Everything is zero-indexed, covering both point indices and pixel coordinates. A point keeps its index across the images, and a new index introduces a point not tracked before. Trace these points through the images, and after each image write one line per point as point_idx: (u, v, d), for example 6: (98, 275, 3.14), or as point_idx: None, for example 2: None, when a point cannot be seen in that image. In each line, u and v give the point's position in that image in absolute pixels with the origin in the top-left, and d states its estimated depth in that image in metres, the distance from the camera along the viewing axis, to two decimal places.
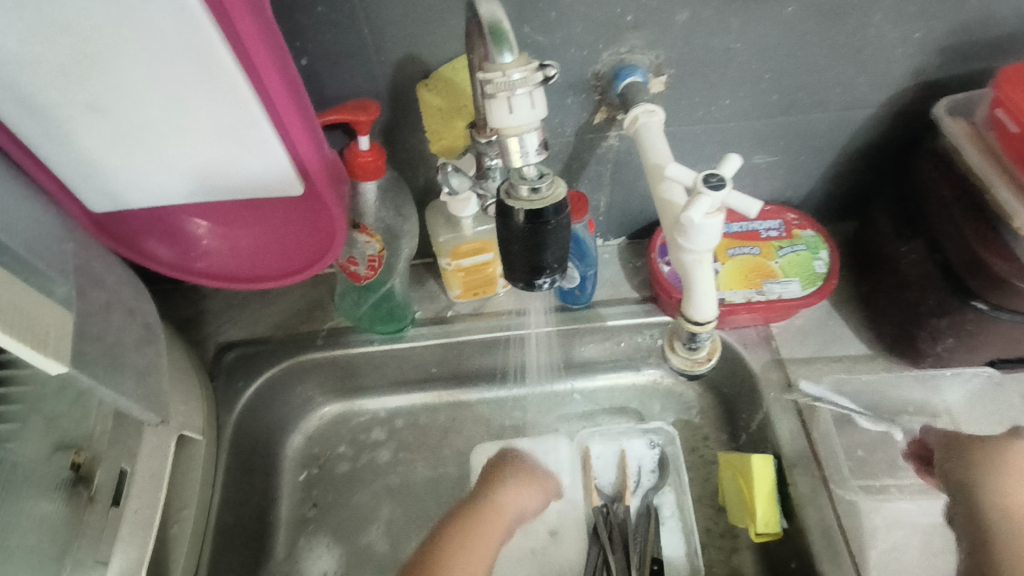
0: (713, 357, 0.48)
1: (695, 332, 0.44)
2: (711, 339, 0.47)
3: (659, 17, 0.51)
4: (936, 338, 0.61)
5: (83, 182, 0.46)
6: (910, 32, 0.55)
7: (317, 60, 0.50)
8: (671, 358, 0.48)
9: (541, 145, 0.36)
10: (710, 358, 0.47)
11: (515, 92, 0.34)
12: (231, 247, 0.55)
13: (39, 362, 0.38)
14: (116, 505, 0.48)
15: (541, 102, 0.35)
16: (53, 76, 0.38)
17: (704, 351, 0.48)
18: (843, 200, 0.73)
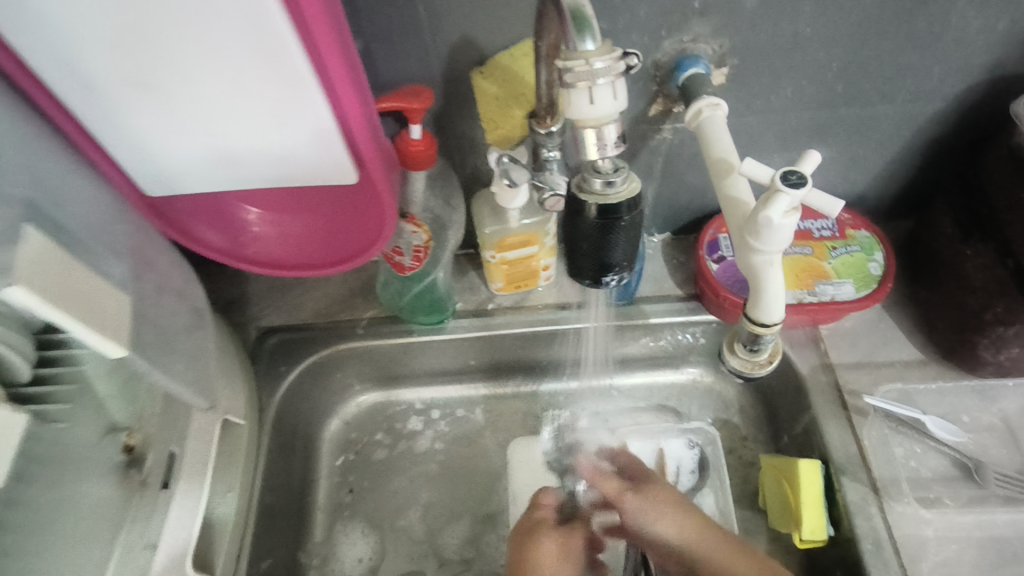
0: (775, 361, 0.47)
1: (760, 336, 0.42)
2: (773, 342, 0.45)
3: (728, 3, 0.49)
4: (998, 347, 0.59)
5: (138, 163, 0.45)
6: (992, 22, 0.52)
7: (372, 43, 0.49)
8: (730, 360, 0.47)
9: (619, 137, 0.35)
10: (771, 361, 0.46)
11: (598, 81, 0.33)
12: (281, 233, 0.54)
13: (102, 346, 0.38)
14: (166, 488, 0.49)
15: (622, 92, 0.34)
16: (116, 56, 0.38)
17: (766, 354, 0.46)
18: (899, 198, 0.70)
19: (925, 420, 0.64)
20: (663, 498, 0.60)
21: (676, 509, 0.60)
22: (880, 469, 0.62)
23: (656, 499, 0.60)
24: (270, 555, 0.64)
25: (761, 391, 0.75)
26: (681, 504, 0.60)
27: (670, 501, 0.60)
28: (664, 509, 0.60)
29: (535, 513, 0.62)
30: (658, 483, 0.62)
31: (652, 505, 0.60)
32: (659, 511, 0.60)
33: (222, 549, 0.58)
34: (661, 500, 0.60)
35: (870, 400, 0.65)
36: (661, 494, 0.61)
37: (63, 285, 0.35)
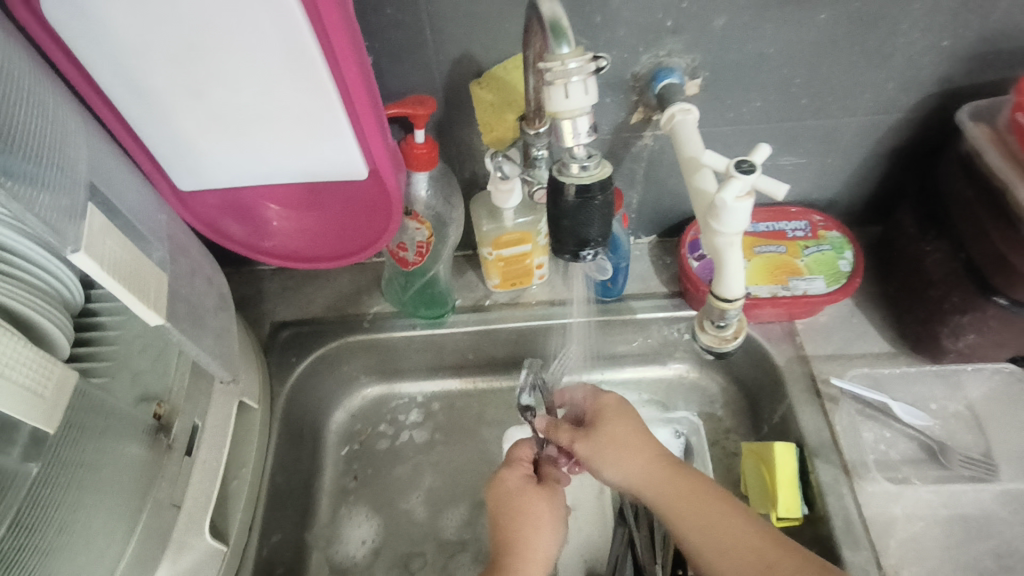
0: (741, 337, 0.52)
1: (725, 310, 0.48)
2: (739, 318, 0.50)
3: (697, 23, 0.55)
4: (957, 335, 0.63)
5: (175, 158, 0.51)
6: (938, 40, 0.57)
7: (382, 57, 0.55)
8: (699, 336, 0.52)
9: (591, 128, 0.40)
10: (737, 336, 0.51)
11: (571, 78, 0.37)
12: (296, 229, 0.59)
13: (141, 313, 0.43)
14: (188, 456, 0.53)
15: (593, 89, 0.38)
16: (161, 64, 0.44)
17: (732, 329, 0.51)
18: (868, 204, 0.76)
19: (892, 405, 0.67)
20: (622, 436, 0.60)
21: (630, 447, 0.60)
22: (851, 452, 0.65)
23: (613, 437, 0.60)
24: (279, 534, 0.68)
25: (744, 384, 0.79)
26: (637, 441, 0.60)
27: (625, 437, 0.60)
28: (619, 448, 0.60)
29: (514, 468, 0.62)
30: (619, 420, 0.62)
31: (609, 445, 0.60)
32: (615, 452, 0.60)
33: (234, 523, 0.62)
34: (617, 438, 0.60)
35: (835, 382, 0.69)
36: (618, 430, 0.61)
37: (114, 256, 0.40)
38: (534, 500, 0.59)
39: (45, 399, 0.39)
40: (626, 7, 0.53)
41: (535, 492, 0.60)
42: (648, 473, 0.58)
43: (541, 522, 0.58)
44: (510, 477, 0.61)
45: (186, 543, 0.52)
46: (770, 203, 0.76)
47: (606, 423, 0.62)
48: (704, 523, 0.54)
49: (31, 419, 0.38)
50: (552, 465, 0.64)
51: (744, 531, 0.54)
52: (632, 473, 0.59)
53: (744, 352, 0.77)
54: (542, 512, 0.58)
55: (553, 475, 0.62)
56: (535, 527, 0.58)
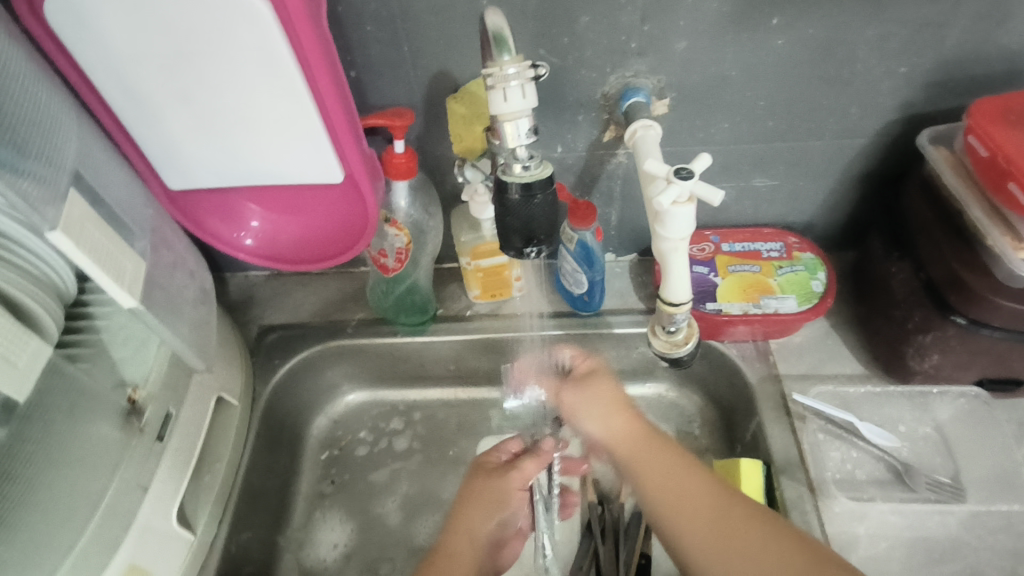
0: (691, 343, 0.57)
1: (671, 312, 0.53)
2: (686, 324, 0.56)
3: (660, 45, 0.58)
4: (922, 355, 0.64)
5: (164, 159, 0.55)
6: (895, 67, 0.60)
7: (363, 72, 0.59)
8: (653, 342, 0.57)
9: (532, 130, 0.44)
10: (686, 342, 0.56)
11: (510, 83, 0.42)
12: (279, 233, 0.63)
13: (115, 294, 0.46)
14: (160, 441, 0.56)
15: (531, 93, 0.43)
16: (152, 70, 0.48)
17: (682, 336, 0.56)
18: (843, 227, 0.77)
19: (859, 425, 0.67)
20: (603, 397, 0.61)
21: (611, 406, 0.61)
22: (815, 470, 0.65)
23: (593, 398, 0.61)
24: (252, 531, 0.70)
25: (720, 403, 0.79)
26: (617, 400, 0.61)
27: (606, 397, 0.61)
28: (600, 407, 0.60)
29: (491, 453, 0.64)
30: (602, 380, 0.62)
31: (590, 402, 0.61)
32: (594, 412, 0.60)
33: (203, 515, 0.63)
34: (598, 398, 0.61)
35: (797, 399, 0.70)
36: (598, 391, 0.61)
37: (91, 238, 0.43)
38: (494, 484, 0.61)
39: (17, 368, 0.43)
40: (591, 29, 0.56)
41: (494, 479, 0.61)
42: (626, 432, 0.59)
43: (497, 504, 0.60)
44: (488, 460, 0.64)
45: (151, 526, 0.53)
46: (746, 223, 0.77)
47: (588, 384, 0.62)
48: (672, 486, 0.55)
49: (3, 385, 0.42)
50: (530, 459, 0.62)
51: (710, 500, 0.53)
52: (610, 431, 0.59)
53: (719, 371, 0.77)
54: (504, 494, 0.61)
55: (520, 467, 0.61)
56: (484, 510, 0.59)
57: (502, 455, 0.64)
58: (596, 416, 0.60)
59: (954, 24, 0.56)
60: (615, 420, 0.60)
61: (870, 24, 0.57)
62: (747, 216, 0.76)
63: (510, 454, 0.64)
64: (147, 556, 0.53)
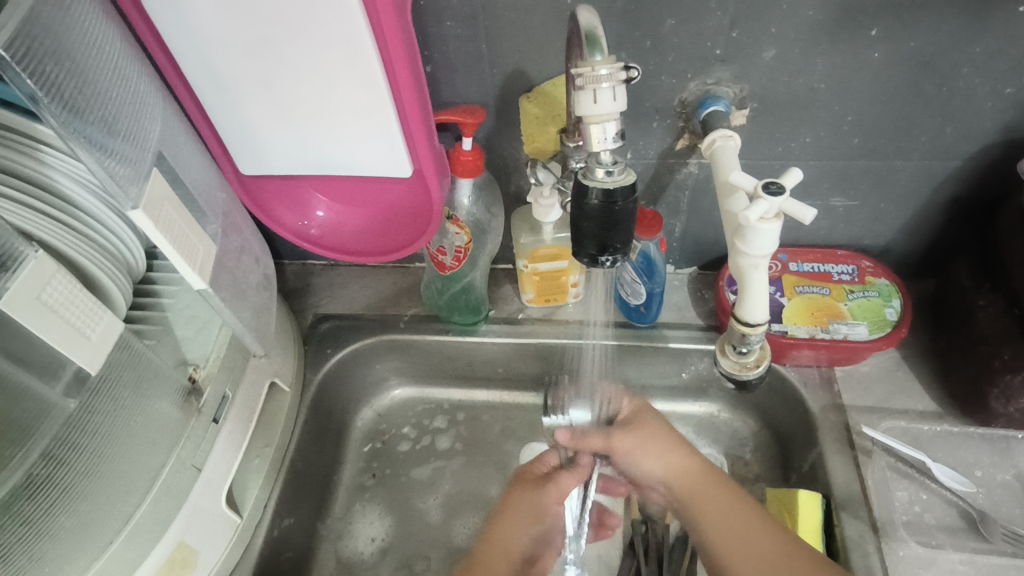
0: (762, 365, 0.54)
1: (746, 333, 0.50)
2: (759, 346, 0.53)
3: (747, 53, 0.55)
4: (1008, 397, 0.60)
5: (240, 145, 0.55)
6: (1001, 87, 0.56)
7: (439, 68, 0.58)
8: (721, 361, 0.55)
9: (619, 134, 0.43)
10: (758, 364, 0.54)
11: (601, 84, 0.40)
12: (343, 223, 0.63)
13: (187, 276, 0.47)
14: (215, 422, 0.57)
15: (622, 96, 0.41)
16: (238, 57, 0.48)
17: (753, 357, 0.54)
18: (923, 254, 0.73)
19: (930, 464, 0.63)
20: (654, 434, 0.61)
21: (666, 443, 0.61)
22: (880, 509, 0.62)
23: (645, 433, 0.61)
24: (293, 518, 0.70)
25: (777, 429, 0.75)
26: (669, 441, 0.60)
27: (661, 434, 0.61)
28: (649, 445, 0.60)
29: (533, 466, 0.66)
30: (655, 421, 0.62)
31: (640, 440, 0.61)
32: (649, 447, 0.60)
33: (250, 498, 0.64)
34: (649, 437, 0.61)
35: (867, 432, 0.66)
36: (651, 429, 0.61)
37: (168, 218, 0.45)
38: (534, 498, 0.63)
39: (90, 340, 0.44)
40: (676, 33, 0.54)
41: (537, 490, 0.63)
42: (686, 470, 0.59)
43: (534, 517, 0.63)
44: (530, 472, 0.66)
45: (201, 506, 0.55)
46: (818, 244, 0.74)
47: (637, 422, 0.62)
48: (728, 526, 0.55)
49: (76, 355, 0.43)
50: (568, 474, 0.64)
51: (766, 539, 0.53)
52: (669, 468, 0.60)
53: (778, 395, 0.73)
54: (545, 506, 0.63)
55: (558, 481, 0.64)
56: (518, 521, 0.62)
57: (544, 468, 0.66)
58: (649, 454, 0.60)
59: None
60: (666, 454, 0.60)
61: (977, 40, 0.53)
62: (820, 236, 0.73)
63: (551, 467, 0.66)
64: (194, 533, 0.55)
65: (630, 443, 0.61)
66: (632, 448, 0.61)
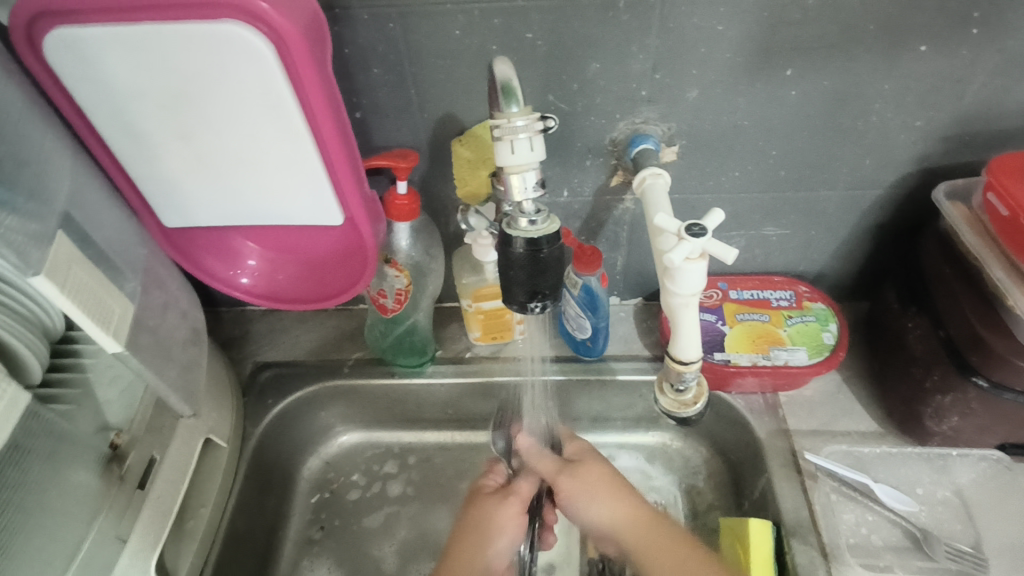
0: (700, 400, 0.54)
1: (680, 372, 0.51)
2: (695, 382, 0.53)
3: (670, 93, 0.57)
4: (940, 417, 0.61)
5: (161, 199, 0.53)
6: (910, 120, 0.59)
7: (368, 113, 0.58)
8: (659, 399, 0.55)
9: (539, 183, 0.43)
10: (695, 401, 0.54)
11: (518, 136, 0.41)
12: (277, 271, 0.61)
13: (101, 341, 0.45)
14: (139, 488, 0.54)
15: (540, 147, 0.42)
16: (153, 109, 0.47)
17: (691, 394, 0.54)
18: (855, 279, 0.75)
19: (873, 486, 0.64)
20: (598, 478, 0.59)
21: (610, 491, 0.58)
22: (828, 534, 0.62)
23: (589, 481, 0.59)
24: None
25: (727, 456, 0.75)
26: (614, 484, 0.59)
27: (602, 481, 0.59)
28: (596, 493, 0.58)
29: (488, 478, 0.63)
30: (597, 463, 0.60)
31: (584, 487, 0.58)
32: (591, 497, 0.58)
33: (184, 565, 0.61)
34: (593, 482, 0.58)
35: (809, 457, 0.66)
36: (594, 474, 0.59)
37: (77, 280, 0.42)
38: (495, 507, 0.59)
39: None
40: (602, 76, 0.55)
41: (495, 502, 0.59)
42: (632, 520, 0.57)
43: (491, 529, 0.58)
44: (485, 485, 0.62)
45: None
46: (756, 272, 0.76)
47: (582, 466, 0.60)
48: None
49: None
50: (523, 480, 0.62)
51: None
52: (610, 517, 0.57)
53: (726, 423, 0.73)
54: (499, 522, 0.58)
55: (519, 491, 0.60)
56: (479, 533, 0.57)
57: (497, 479, 0.63)
58: (597, 500, 0.58)
59: (971, 79, 0.56)
60: (611, 500, 0.57)
61: (884, 78, 0.56)
62: (757, 265, 0.75)
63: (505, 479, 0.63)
64: None
65: (578, 489, 0.59)
66: (579, 493, 0.58)
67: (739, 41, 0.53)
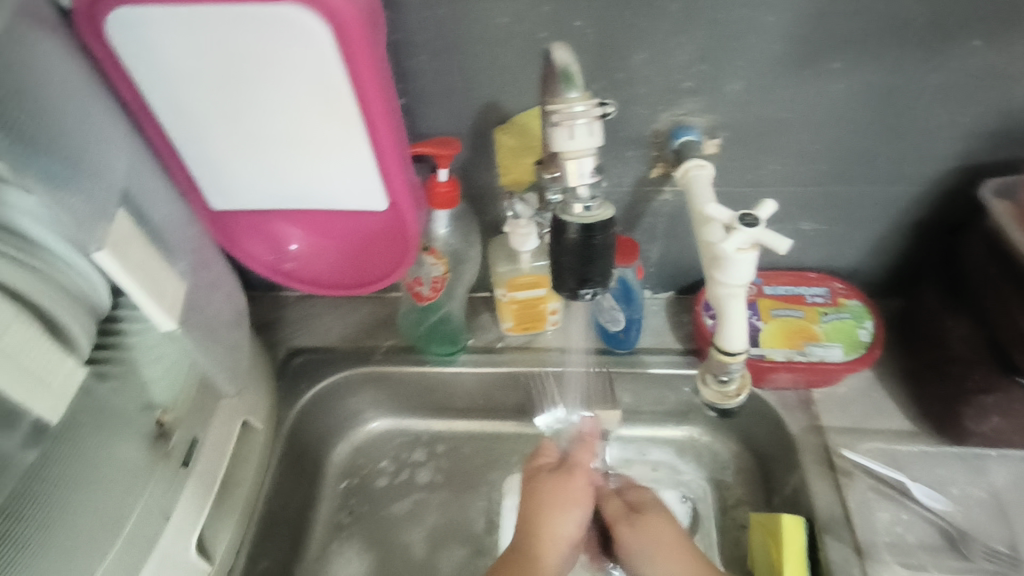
0: (744, 393, 0.55)
1: (727, 362, 0.51)
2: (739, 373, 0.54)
3: (715, 84, 0.56)
4: (981, 418, 0.61)
5: (209, 181, 0.54)
6: (958, 116, 0.58)
7: (412, 99, 0.59)
8: (703, 391, 0.55)
9: (595, 169, 0.43)
10: (740, 392, 0.54)
11: (576, 121, 0.41)
12: (317, 256, 0.61)
13: (156, 316, 0.47)
14: (185, 467, 0.55)
15: (598, 132, 0.42)
16: (207, 91, 0.47)
17: (735, 385, 0.55)
18: (890, 276, 0.74)
19: (909, 485, 0.64)
20: (662, 537, 0.59)
21: (674, 550, 0.58)
22: (863, 532, 0.62)
23: (653, 538, 0.59)
24: (268, 561, 0.67)
25: (758, 452, 0.75)
26: (677, 544, 0.58)
27: (667, 540, 0.59)
28: (659, 550, 0.58)
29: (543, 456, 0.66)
30: (663, 520, 0.60)
31: (647, 543, 0.59)
32: (652, 552, 0.58)
33: (222, 541, 0.62)
34: (656, 538, 0.59)
35: (846, 455, 0.66)
36: (658, 529, 0.60)
37: (136, 256, 0.44)
38: (559, 482, 0.62)
39: (50, 388, 0.42)
40: (647, 66, 0.55)
41: (557, 477, 0.63)
42: None
43: (567, 502, 0.61)
44: (541, 463, 0.65)
45: (170, 556, 0.52)
46: (791, 267, 0.75)
47: (648, 519, 0.61)
48: None
49: (37, 405, 0.42)
50: (580, 450, 0.65)
51: None
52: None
53: (758, 419, 0.73)
54: (571, 490, 0.62)
55: (579, 462, 0.64)
56: (555, 509, 0.60)
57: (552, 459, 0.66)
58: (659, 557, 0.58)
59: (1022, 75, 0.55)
60: (673, 560, 0.57)
61: (933, 72, 0.55)
62: (792, 260, 0.74)
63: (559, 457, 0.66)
64: None
65: (642, 542, 0.59)
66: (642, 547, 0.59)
67: (788, 32, 0.53)
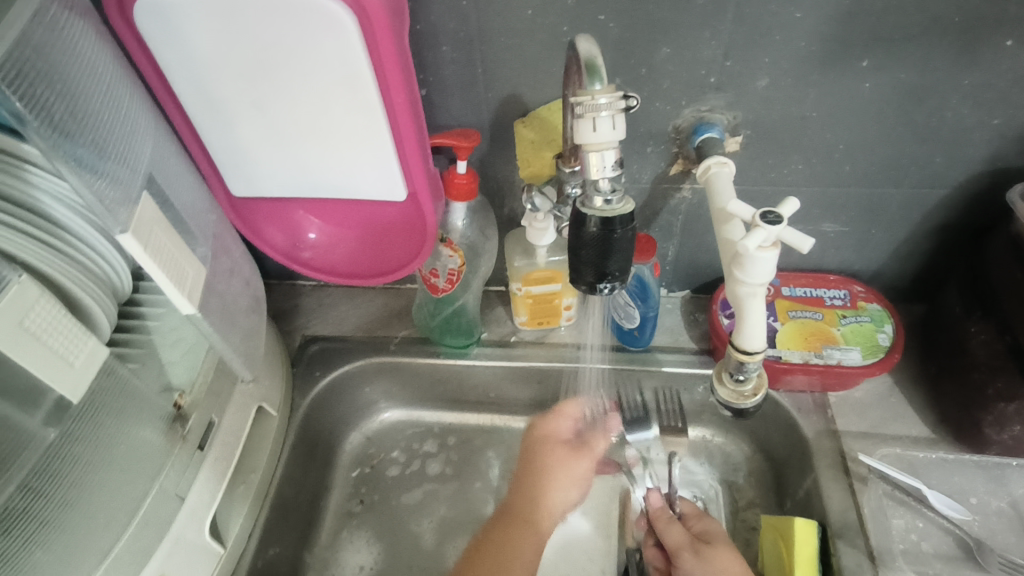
0: (760, 394, 0.53)
1: (744, 361, 0.50)
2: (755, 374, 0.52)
3: (740, 81, 0.56)
4: (1002, 424, 0.60)
5: (232, 167, 0.55)
6: (988, 118, 0.57)
7: (434, 90, 0.59)
8: (718, 389, 0.54)
9: (617, 163, 0.43)
10: (754, 393, 0.53)
11: (600, 113, 0.41)
12: (335, 245, 0.62)
13: (176, 301, 0.47)
14: (201, 450, 0.55)
15: (621, 125, 0.42)
16: (232, 78, 0.48)
17: (750, 386, 0.53)
18: (912, 280, 0.73)
19: (926, 492, 0.63)
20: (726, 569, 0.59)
21: None
22: (877, 538, 0.61)
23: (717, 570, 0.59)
24: (279, 546, 0.68)
25: (771, 455, 0.74)
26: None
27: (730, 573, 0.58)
28: None
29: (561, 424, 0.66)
30: (730, 553, 0.60)
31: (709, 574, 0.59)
32: None
33: (235, 525, 0.62)
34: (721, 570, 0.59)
35: (863, 459, 0.65)
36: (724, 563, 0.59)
37: (157, 242, 0.44)
38: (568, 459, 0.64)
39: (73, 367, 0.43)
40: (671, 61, 0.55)
41: (567, 455, 0.64)
42: None
43: (566, 479, 0.63)
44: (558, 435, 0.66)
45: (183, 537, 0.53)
46: (810, 268, 0.74)
47: (713, 551, 0.60)
48: None
49: (58, 383, 0.42)
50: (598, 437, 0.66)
51: None
52: None
53: (773, 421, 0.72)
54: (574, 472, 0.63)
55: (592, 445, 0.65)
56: (554, 483, 0.63)
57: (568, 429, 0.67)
58: None
59: None
60: None
61: (964, 73, 0.54)
62: (812, 262, 0.73)
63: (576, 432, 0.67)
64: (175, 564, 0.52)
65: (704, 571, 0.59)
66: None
67: (816, 29, 0.52)
